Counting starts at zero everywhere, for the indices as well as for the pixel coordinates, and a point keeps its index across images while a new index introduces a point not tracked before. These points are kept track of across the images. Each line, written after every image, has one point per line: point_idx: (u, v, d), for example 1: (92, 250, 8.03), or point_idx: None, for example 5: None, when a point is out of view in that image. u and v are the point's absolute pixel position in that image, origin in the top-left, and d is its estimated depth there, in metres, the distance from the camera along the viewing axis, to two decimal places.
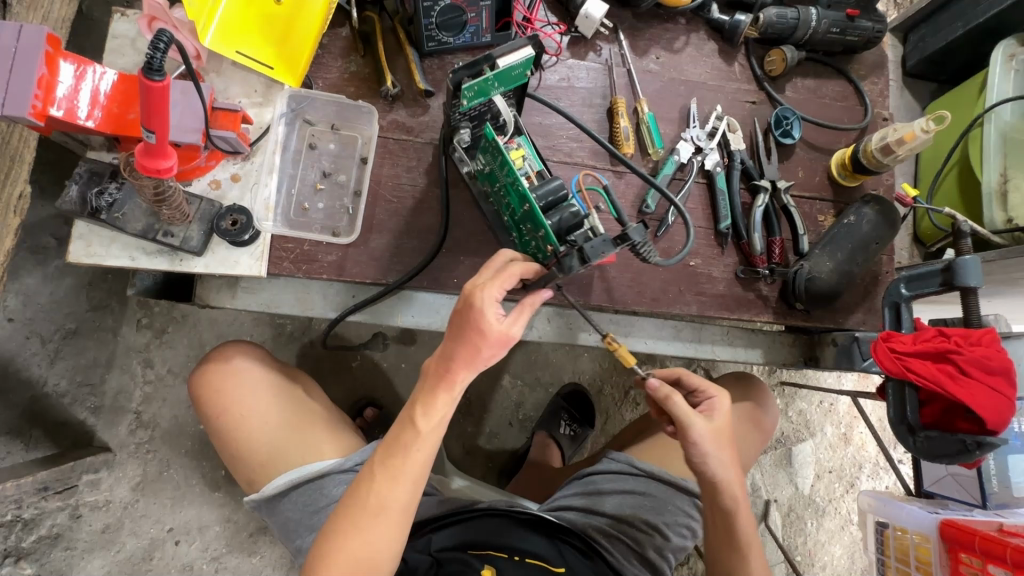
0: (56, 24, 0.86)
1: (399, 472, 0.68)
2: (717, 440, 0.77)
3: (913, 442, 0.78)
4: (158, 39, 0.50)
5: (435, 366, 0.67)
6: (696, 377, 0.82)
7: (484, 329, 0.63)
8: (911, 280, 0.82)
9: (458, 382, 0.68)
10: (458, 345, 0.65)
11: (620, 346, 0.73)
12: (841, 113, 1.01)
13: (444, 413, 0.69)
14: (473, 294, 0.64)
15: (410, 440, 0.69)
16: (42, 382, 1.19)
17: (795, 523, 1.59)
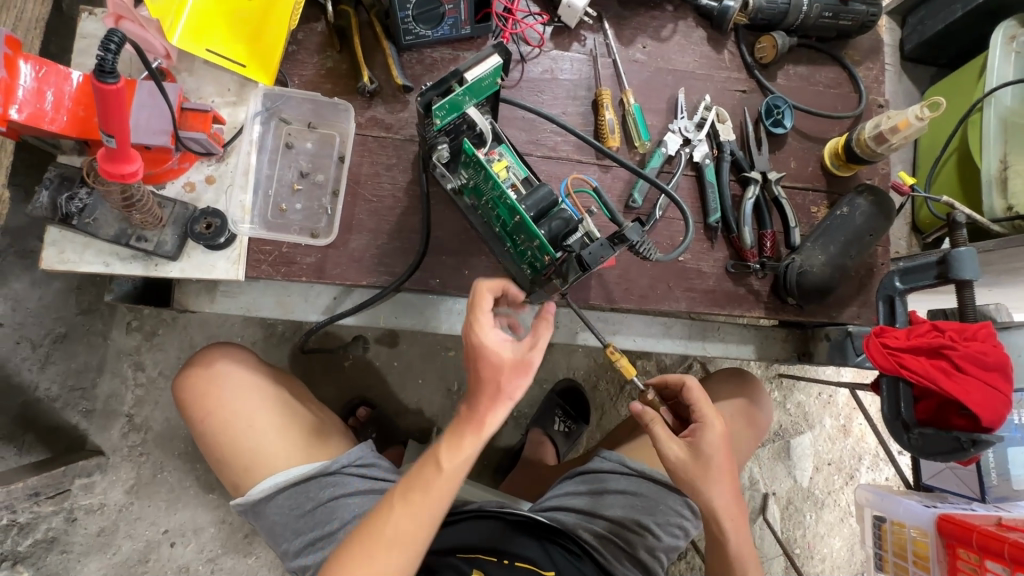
0: (29, 25, 0.84)
1: (418, 510, 0.67)
2: (701, 468, 0.78)
3: (907, 439, 0.77)
4: (108, 39, 0.48)
5: (465, 403, 0.66)
6: (696, 393, 0.82)
7: (491, 359, 0.64)
8: (905, 273, 0.80)
9: (487, 424, 0.66)
10: (481, 379, 0.64)
11: (619, 359, 0.75)
12: (835, 100, 0.98)
13: (471, 453, 0.67)
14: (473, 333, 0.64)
15: (431, 477, 0.67)
16: (34, 388, 1.16)
17: (794, 516, 1.58)
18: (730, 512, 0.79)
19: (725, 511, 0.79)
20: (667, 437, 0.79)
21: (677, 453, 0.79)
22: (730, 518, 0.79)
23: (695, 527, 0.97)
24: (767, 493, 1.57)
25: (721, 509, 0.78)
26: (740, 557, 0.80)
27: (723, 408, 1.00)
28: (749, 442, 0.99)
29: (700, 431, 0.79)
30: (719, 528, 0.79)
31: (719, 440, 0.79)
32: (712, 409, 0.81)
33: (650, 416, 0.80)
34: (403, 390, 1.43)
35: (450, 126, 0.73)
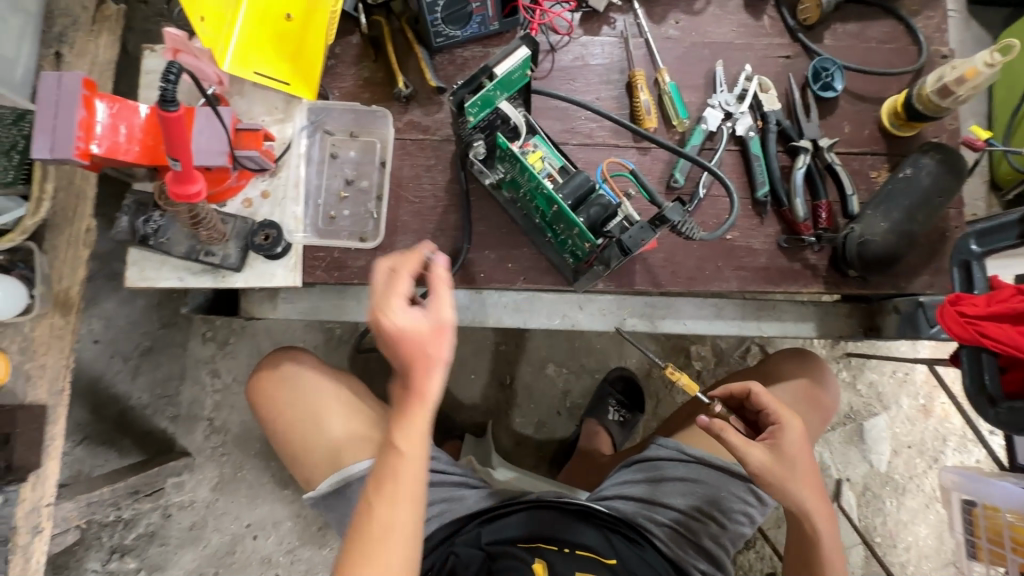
0: (102, 67, 0.95)
1: (394, 496, 0.64)
2: (784, 468, 0.78)
3: (991, 414, 0.71)
4: (168, 71, 0.53)
5: (399, 386, 0.65)
6: (767, 397, 0.81)
7: (407, 337, 0.60)
8: (982, 235, 0.74)
9: (429, 394, 0.64)
10: (405, 359, 0.62)
11: (682, 377, 0.86)
12: (891, 56, 0.91)
13: (422, 430, 0.65)
14: (377, 323, 0.60)
15: (397, 463, 0.65)
16: (127, 397, 1.32)
17: (871, 503, 1.50)
18: (818, 510, 0.78)
19: (817, 507, 0.78)
20: (750, 444, 0.77)
21: (761, 458, 0.77)
22: (821, 511, 0.79)
23: (762, 515, 0.94)
24: (841, 479, 1.49)
25: (812, 505, 0.78)
26: (830, 549, 0.80)
27: (783, 391, 0.96)
28: (816, 425, 0.94)
29: (780, 433, 0.79)
30: (811, 524, 0.79)
31: (799, 440, 0.79)
32: (787, 409, 0.81)
33: (722, 424, 0.77)
34: (457, 385, 1.46)
35: (486, 122, 0.75)
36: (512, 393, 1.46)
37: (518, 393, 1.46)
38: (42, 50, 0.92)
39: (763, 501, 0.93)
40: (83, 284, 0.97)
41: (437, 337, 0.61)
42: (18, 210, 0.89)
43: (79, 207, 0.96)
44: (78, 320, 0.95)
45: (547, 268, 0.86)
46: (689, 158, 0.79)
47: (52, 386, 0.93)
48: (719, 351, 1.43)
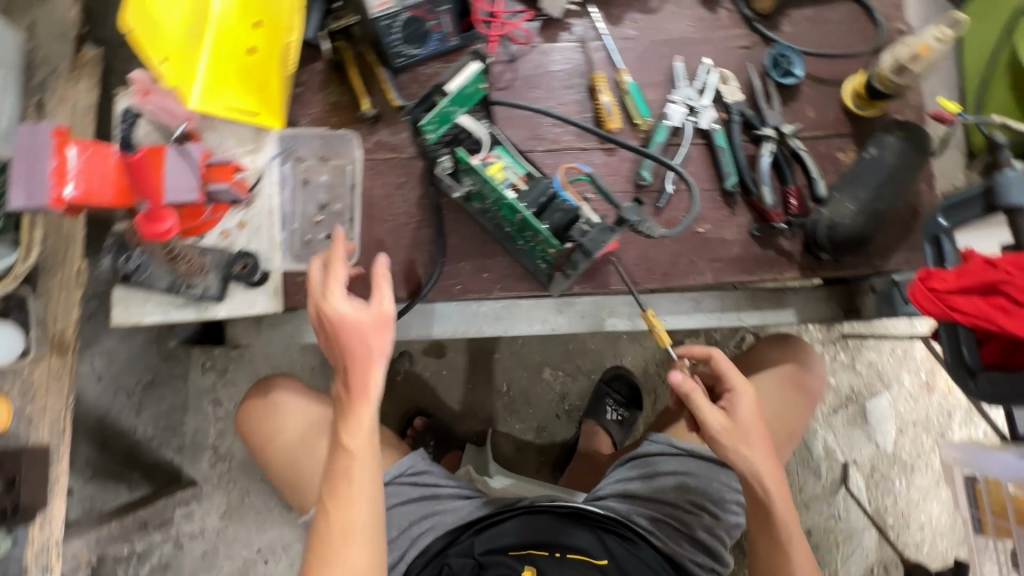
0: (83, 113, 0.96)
1: (343, 494, 0.71)
2: (738, 433, 0.76)
3: (974, 387, 0.71)
4: None
5: (345, 385, 0.73)
6: (727, 362, 0.79)
7: (353, 328, 0.70)
8: (949, 210, 0.74)
9: (371, 390, 0.72)
10: (348, 361, 0.71)
11: (657, 323, 0.73)
12: (851, 37, 0.91)
13: (367, 426, 0.72)
14: (325, 311, 0.70)
15: (347, 463, 0.72)
16: (133, 432, 1.31)
17: (881, 484, 1.48)
18: (772, 473, 0.77)
19: (770, 472, 0.76)
20: (708, 405, 0.76)
21: (720, 422, 0.76)
22: (774, 478, 0.76)
23: None
24: (847, 462, 1.48)
25: (762, 469, 0.76)
26: (786, 520, 0.77)
27: (767, 377, 0.98)
28: (803, 411, 0.96)
29: (735, 400, 0.78)
30: (762, 489, 0.76)
31: (753, 407, 0.78)
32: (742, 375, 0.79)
33: (690, 385, 0.76)
34: (455, 397, 1.47)
35: (449, 136, 0.76)
36: (510, 400, 1.47)
37: (516, 399, 1.47)
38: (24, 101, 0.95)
39: None
40: (77, 325, 0.99)
41: (381, 327, 0.71)
42: (11, 257, 0.92)
43: (69, 250, 0.98)
44: (74, 359, 0.97)
45: (524, 275, 0.87)
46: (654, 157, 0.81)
47: (53, 426, 0.95)
48: (713, 343, 1.43)
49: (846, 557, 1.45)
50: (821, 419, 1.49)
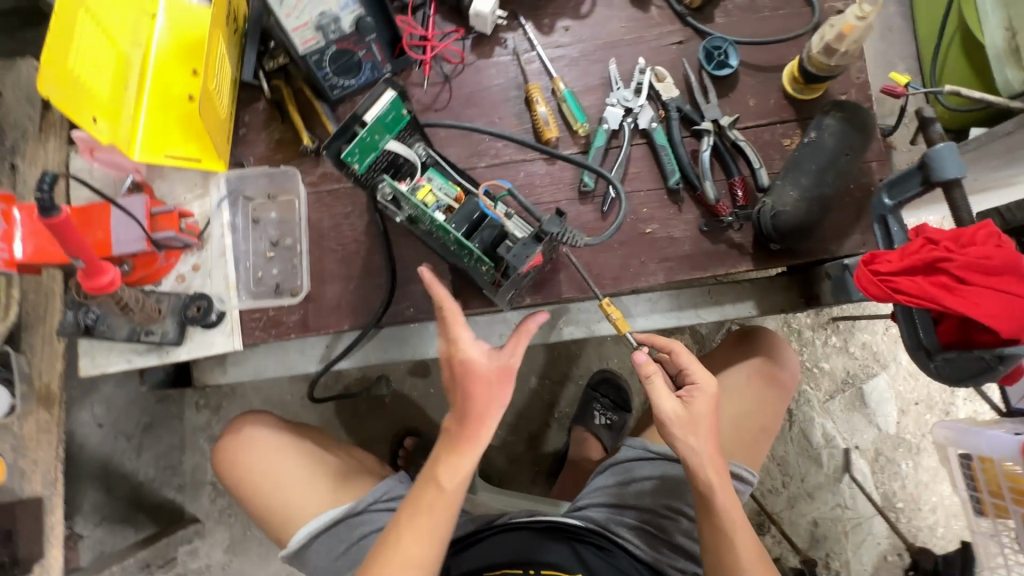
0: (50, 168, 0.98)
1: (421, 528, 0.70)
2: (692, 422, 0.73)
3: (933, 367, 0.68)
4: (40, 181, 0.56)
5: (453, 422, 0.69)
6: (687, 355, 0.77)
7: (478, 375, 0.66)
8: (891, 187, 0.71)
9: (480, 437, 0.69)
10: (459, 400, 0.67)
11: (613, 310, 0.75)
12: (786, 22, 0.90)
13: (466, 471, 0.70)
14: (454, 353, 0.66)
15: (434, 497, 0.71)
16: (135, 474, 1.36)
17: (887, 468, 1.44)
18: (715, 464, 0.73)
19: (712, 462, 0.73)
20: (665, 391, 0.74)
21: (672, 411, 0.73)
22: (717, 469, 0.73)
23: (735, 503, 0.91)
24: (849, 448, 1.44)
25: (705, 459, 0.73)
26: (732, 516, 0.73)
27: (737, 373, 0.99)
28: (774, 403, 0.97)
29: (696, 395, 0.74)
30: (704, 480, 0.72)
31: (711, 404, 0.74)
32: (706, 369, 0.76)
33: (653, 369, 0.73)
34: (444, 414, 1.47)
35: (384, 162, 0.77)
36: (500, 413, 1.46)
37: (506, 411, 1.46)
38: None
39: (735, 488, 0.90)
40: (64, 375, 1.00)
41: (504, 381, 0.67)
42: None
43: (50, 305, 1.00)
44: (61, 413, 0.98)
45: (477, 292, 0.87)
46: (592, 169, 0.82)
47: (45, 478, 0.97)
48: (699, 339, 1.40)
49: (857, 546, 1.41)
50: (818, 406, 1.45)
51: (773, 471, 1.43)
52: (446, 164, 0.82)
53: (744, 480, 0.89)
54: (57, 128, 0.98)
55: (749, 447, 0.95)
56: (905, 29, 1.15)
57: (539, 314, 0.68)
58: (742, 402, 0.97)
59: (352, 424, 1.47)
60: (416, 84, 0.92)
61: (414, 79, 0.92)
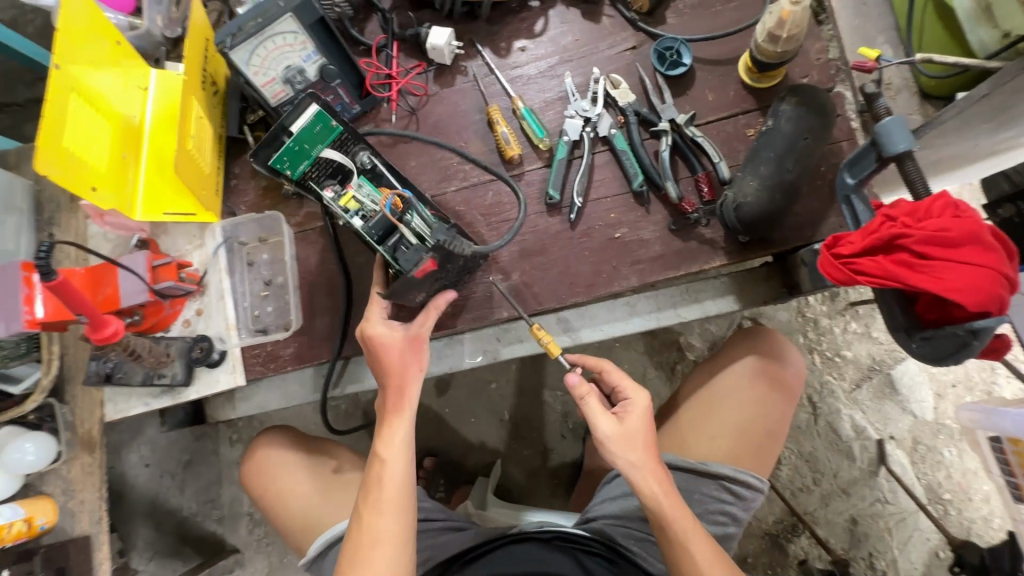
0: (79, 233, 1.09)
1: (376, 502, 0.76)
2: (629, 437, 0.75)
3: (914, 347, 0.65)
4: (38, 249, 0.63)
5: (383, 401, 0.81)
6: (616, 374, 0.80)
7: (389, 344, 0.79)
8: (851, 166, 0.69)
9: (404, 404, 0.80)
10: (383, 377, 0.80)
11: (543, 336, 0.79)
12: (738, 14, 0.91)
13: (402, 438, 0.79)
14: (365, 330, 0.79)
15: (380, 471, 0.78)
16: (179, 509, 1.46)
17: (928, 457, 1.34)
18: (654, 474, 0.74)
19: (655, 477, 0.74)
20: (600, 411, 0.75)
21: (608, 428, 0.74)
22: (660, 481, 0.74)
23: (746, 512, 0.88)
24: (883, 439, 1.35)
25: (647, 473, 0.73)
26: (683, 525, 0.73)
27: (738, 374, 0.98)
28: (780, 405, 0.95)
29: (630, 406, 0.76)
30: (650, 492, 0.73)
31: (646, 414, 0.76)
32: (636, 384, 0.78)
33: (586, 390, 0.76)
34: (460, 432, 1.50)
35: (326, 169, 0.85)
36: (515, 428, 1.47)
37: (520, 425, 1.47)
38: (37, 235, 1.10)
39: (745, 496, 0.88)
40: (101, 422, 1.07)
41: (416, 349, 0.80)
42: (36, 373, 1.05)
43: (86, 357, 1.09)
44: (102, 455, 1.07)
45: (457, 311, 0.89)
46: (507, 180, 0.87)
47: (92, 516, 1.06)
48: (708, 337, 1.37)
49: (903, 544, 1.32)
50: (845, 397, 1.38)
51: (802, 468, 1.37)
52: (388, 172, 0.87)
53: (753, 487, 0.87)
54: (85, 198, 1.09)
55: (756, 452, 0.93)
56: (880, 2, 1.13)
57: (448, 293, 0.83)
58: (748, 407, 0.95)
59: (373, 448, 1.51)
60: (386, 120, 0.96)
61: (382, 116, 0.96)
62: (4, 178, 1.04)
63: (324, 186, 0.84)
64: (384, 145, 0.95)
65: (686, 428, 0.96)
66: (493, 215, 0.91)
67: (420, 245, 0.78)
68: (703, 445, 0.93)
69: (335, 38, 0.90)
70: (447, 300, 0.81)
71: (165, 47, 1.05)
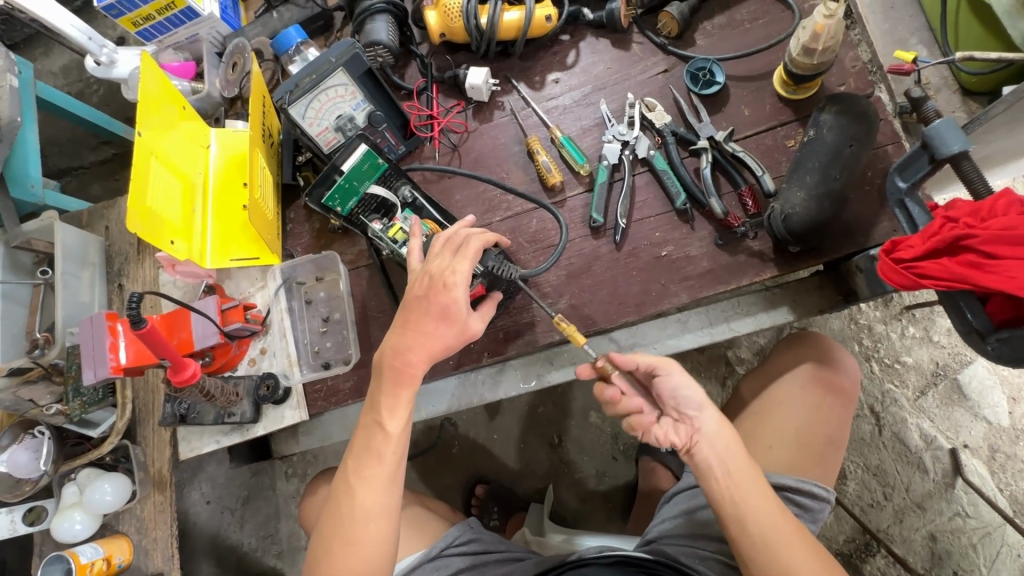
0: (147, 283, 1.16)
1: (366, 473, 0.72)
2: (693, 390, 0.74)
3: (991, 350, 0.62)
4: (130, 302, 0.68)
5: (392, 360, 0.73)
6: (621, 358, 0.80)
7: (457, 323, 0.73)
8: (902, 170, 0.69)
9: (417, 375, 0.73)
10: (417, 343, 0.72)
11: (566, 322, 0.78)
12: (768, 29, 0.93)
13: (408, 409, 0.73)
14: (449, 277, 0.72)
15: (381, 443, 0.72)
16: (239, 544, 1.51)
17: (1009, 466, 1.26)
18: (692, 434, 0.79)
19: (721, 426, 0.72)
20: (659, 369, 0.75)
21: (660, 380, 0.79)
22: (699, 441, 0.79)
23: (815, 525, 0.84)
24: (956, 448, 1.28)
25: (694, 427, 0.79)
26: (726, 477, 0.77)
27: (789, 383, 0.96)
28: (837, 411, 0.92)
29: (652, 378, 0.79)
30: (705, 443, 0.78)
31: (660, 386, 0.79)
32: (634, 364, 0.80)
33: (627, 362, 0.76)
34: (509, 457, 1.50)
35: (373, 204, 0.91)
36: (564, 451, 1.47)
37: (570, 449, 1.47)
38: (109, 287, 1.18)
39: (812, 507, 0.84)
40: (171, 462, 1.12)
41: (460, 341, 0.74)
42: (112, 417, 1.12)
43: (155, 400, 1.15)
44: (172, 493, 1.11)
45: (509, 336, 0.92)
46: (546, 207, 0.91)
47: (165, 553, 1.09)
48: (758, 349, 1.35)
49: (992, 561, 1.22)
50: (909, 405, 1.32)
51: (870, 482, 1.31)
52: (428, 205, 0.93)
53: (819, 497, 0.83)
54: (151, 249, 1.17)
55: (818, 461, 0.89)
56: (910, 5, 1.18)
57: (496, 294, 0.82)
58: (805, 414, 0.92)
59: (425, 477, 1.52)
60: (429, 158, 1.01)
61: (426, 154, 1.01)
62: (80, 236, 1.13)
63: (370, 221, 0.91)
64: (429, 181, 1.00)
65: (742, 441, 0.94)
66: (538, 241, 0.93)
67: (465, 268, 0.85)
68: (760, 456, 0.90)
69: (381, 85, 0.96)
70: (497, 301, 0.81)
71: (223, 106, 1.13)
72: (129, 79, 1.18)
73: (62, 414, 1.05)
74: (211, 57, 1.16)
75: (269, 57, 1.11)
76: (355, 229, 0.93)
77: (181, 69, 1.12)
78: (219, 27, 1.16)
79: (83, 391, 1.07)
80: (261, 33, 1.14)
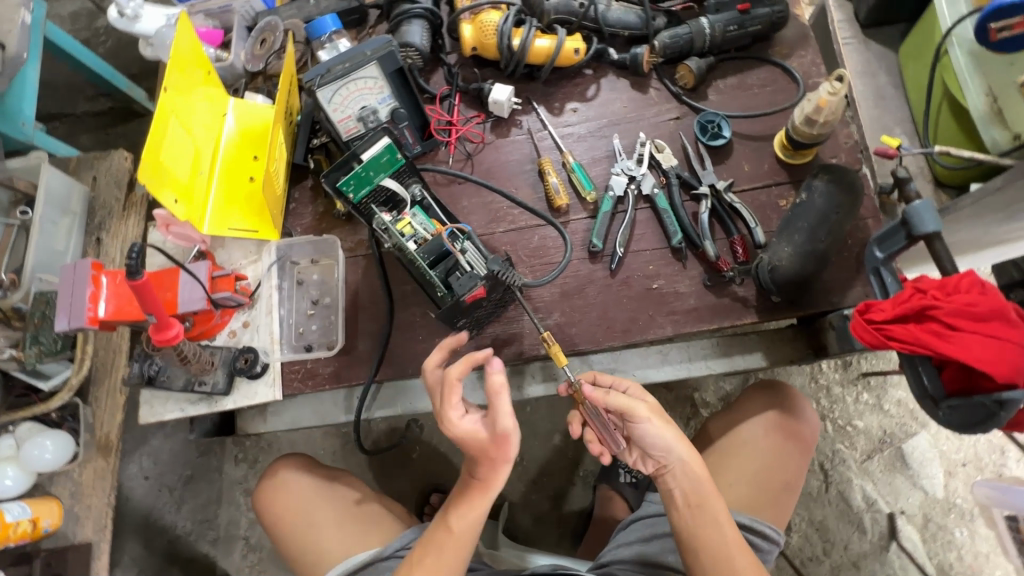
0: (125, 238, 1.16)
1: (425, 560, 0.81)
2: (661, 414, 0.76)
3: (941, 416, 0.68)
4: (131, 251, 0.67)
5: (473, 475, 0.83)
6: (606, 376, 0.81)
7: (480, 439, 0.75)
8: (881, 241, 0.75)
9: (490, 488, 0.82)
10: (475, 464, 0.81)
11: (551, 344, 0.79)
12: (774, 96, 1.01)
13: (477, 515, 0.82)
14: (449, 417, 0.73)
15: (444, 538, 0.81)
16: (173, 526, 1.45)
17: (940, 536, 1.34)
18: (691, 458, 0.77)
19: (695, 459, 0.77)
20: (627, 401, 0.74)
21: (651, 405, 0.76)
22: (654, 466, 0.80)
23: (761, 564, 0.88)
24: (893, 513, 1.35)
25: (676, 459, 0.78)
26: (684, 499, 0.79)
27: (752, 426, 1.01)
28: (796, 458, 0.97)
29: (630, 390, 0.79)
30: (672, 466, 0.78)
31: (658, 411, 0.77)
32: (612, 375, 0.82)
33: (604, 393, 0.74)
34: None
35: (382, 196, 0.93)
36: (524, 470, 1.47)
37: (531, 468, 1.47)
38: (86, 239, 1.15)
39: (762, 548, 0.87)
40: (121, 426, 1.08)
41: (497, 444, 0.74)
42: (66, 371, 1.07)
43: (116, 360, 1.11)
44: (116, 460, 1.07)
45: (496, 344, 0.94)
46: (553, 223, 0.95)
47: (97, 523, 1.04)
48: (723, 395, 1.40)
49: None
50: (855, 466, 1.39)
51: (812, 536, 1.36)
52: (436, 206, 0.96)
53: (770, 538, 0.87)
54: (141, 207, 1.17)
55: (773, 502, 0.93)
56: (897, 97, 1.31)
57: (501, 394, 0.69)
58: (766, 456, 0.97)
59: (382, 479, 1.50)
60: (443, 161, 1.04)
61: (440, 157, 1.04)
62: (66, 182, 1.11)
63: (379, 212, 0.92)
64: (439, 183, 1.02)
65: None
66: (538, 257, 0.96)
67: (472, 271, 0.85)
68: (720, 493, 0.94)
69: (408, 84, 0.99)
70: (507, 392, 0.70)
71: (244, 79, 1.15)
72: (151, 36, 1.17)
73: (16, 360, 1.00)
74: (241, 30, 1.16)
75: (299, 39, 1.13)
76: (361, 218, 0.95)
77: (208, 35, 1.14)
78: (254, 3, 1.17)
79: (42, 339, 1.01)
80: (294, 15, 1.16)
